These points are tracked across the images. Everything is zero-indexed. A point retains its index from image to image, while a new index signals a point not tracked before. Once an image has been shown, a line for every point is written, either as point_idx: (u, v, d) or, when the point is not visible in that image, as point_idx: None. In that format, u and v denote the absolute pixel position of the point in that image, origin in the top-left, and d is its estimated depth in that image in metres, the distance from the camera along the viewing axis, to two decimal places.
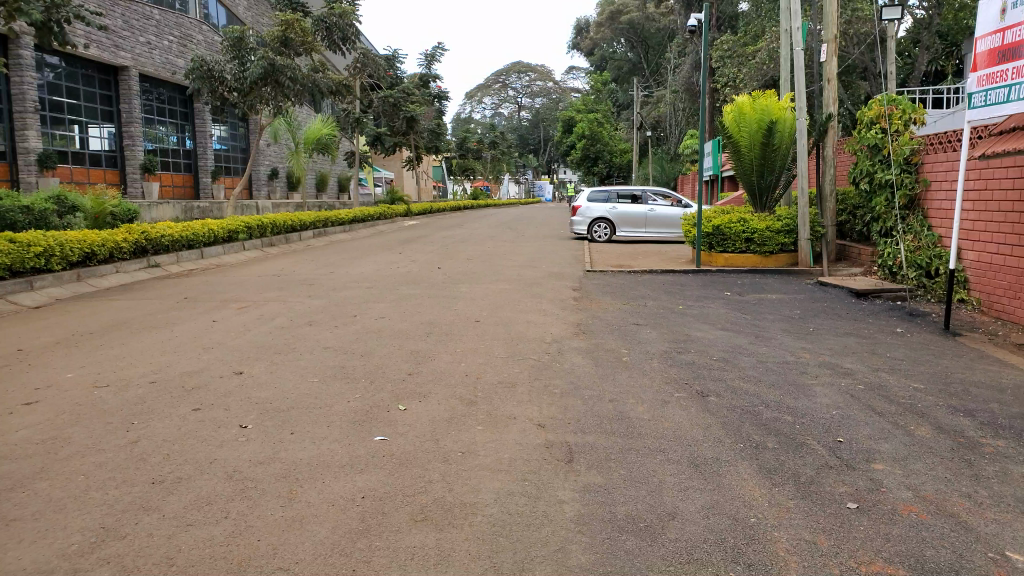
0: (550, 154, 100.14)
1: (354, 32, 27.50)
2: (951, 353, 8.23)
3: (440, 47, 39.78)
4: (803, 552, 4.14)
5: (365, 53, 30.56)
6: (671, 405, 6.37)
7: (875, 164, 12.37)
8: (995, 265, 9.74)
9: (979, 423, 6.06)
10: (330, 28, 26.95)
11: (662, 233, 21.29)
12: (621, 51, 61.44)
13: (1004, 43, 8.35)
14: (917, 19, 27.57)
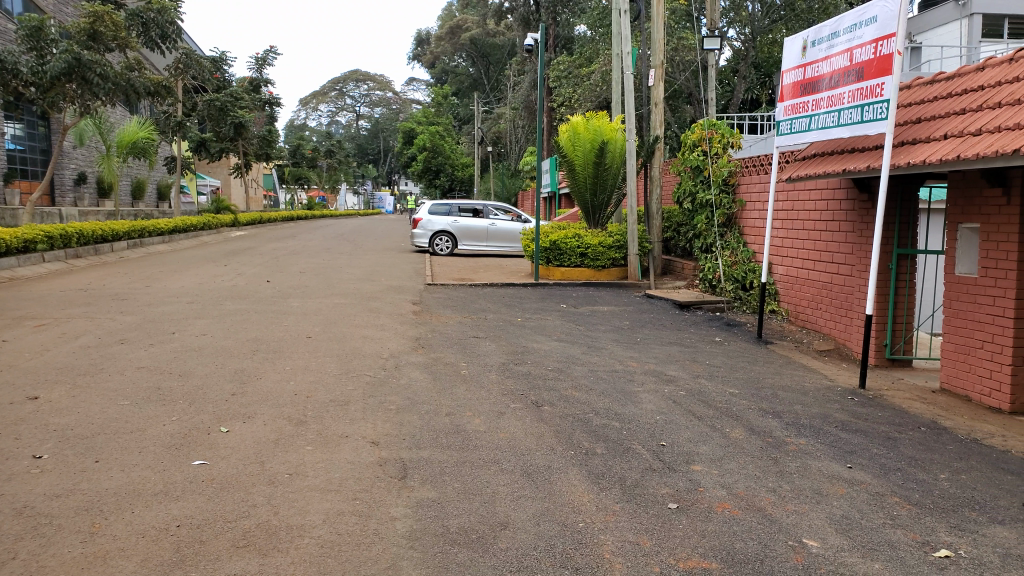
0: (391, 165, 99.60)
1: (175, 31, 26.03)
2: (762, 360, 8.94)
3: (273, 51, 38.52)
4: (626, 553, 4.30)
5: (188, 52, 29.21)
6: (507, 416, 6.45)
7: (698, 185, 13.28)
8: (800, 279, 10.71)
9: (784, 424, 6.61)
10: (146, 24, 25.29)
11: (503, 248, 21.67)
12: (463, 66, 62.23)
13: (806, 77, 9.22)
14: (734, 50, 29.96)
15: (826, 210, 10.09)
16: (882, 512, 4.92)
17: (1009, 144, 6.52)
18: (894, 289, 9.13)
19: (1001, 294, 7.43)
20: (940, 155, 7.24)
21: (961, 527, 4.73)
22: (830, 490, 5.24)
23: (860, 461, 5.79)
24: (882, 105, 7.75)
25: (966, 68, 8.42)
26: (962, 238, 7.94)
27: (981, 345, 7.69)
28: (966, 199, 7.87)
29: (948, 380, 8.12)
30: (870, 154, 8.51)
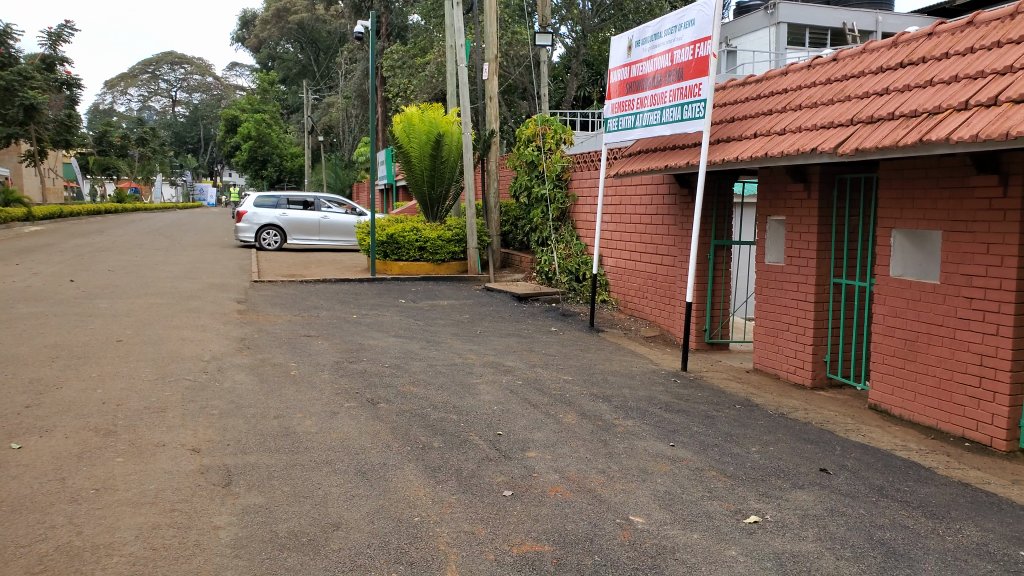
0: (209, 152, 95.10)
1: None
2: (594, 348, 9.28)
3: (70, 26, 35.15)
4: (461, 543, 4.30)
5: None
6: (341, 415, 6.28)
7: (532, 179, 13.51)
8: (628, 270, 11.23)
9: (614, 407, 6.90)
10: None
11: (338, 242, 21.13)
12: (292, 52, 59.98)
13: (631, 76, 9.66)
14: (566, 48, 30.91)
15: (651, 204, 10.63)
16: (701, 485, 5.24)
17: (808, 143, 7.16)
18: (711, 277, 9.78)
19: (803, 280, 8.15)
20: (750, 153, 7.82)
21: (768, 494, 5.14)
22: (654, 468, 5.52)
23: (682, 440, 6.14)
24: (700, 105, 8.25)
25: (772, 72, 9.15)
26: (771, 229, 8.67)
27: (787, 327, 8.40)
28: (772, 193, 8.56)
29: (760, 360, 8.82)
30: (689, 151, 9.04)
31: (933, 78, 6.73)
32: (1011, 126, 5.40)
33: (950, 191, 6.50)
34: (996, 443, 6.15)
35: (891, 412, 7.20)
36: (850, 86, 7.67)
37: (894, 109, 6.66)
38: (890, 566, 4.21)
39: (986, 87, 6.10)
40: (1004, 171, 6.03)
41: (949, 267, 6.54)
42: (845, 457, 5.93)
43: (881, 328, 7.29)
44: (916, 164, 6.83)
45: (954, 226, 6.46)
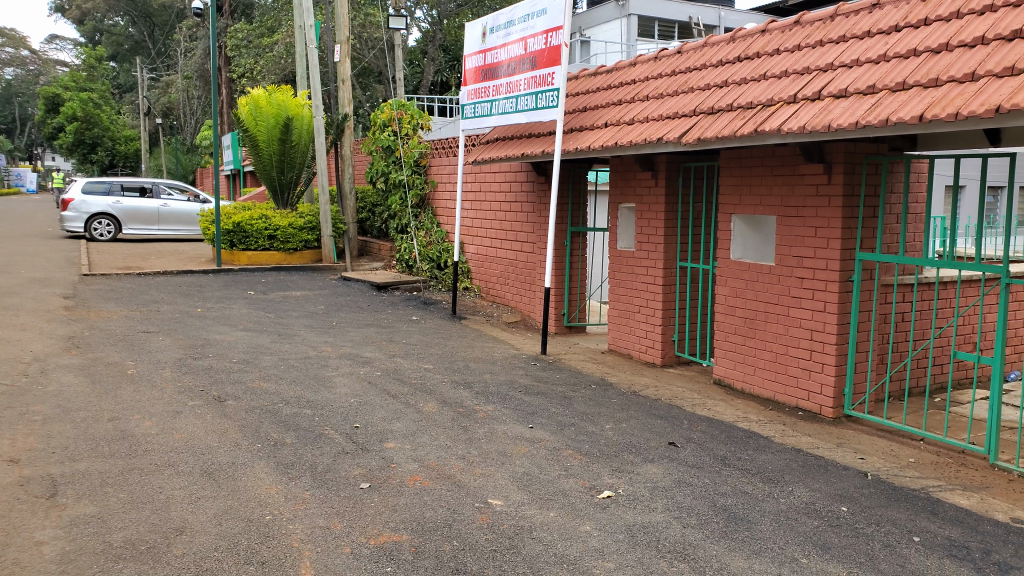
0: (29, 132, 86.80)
1: None
2: (455, 335, 9.27)
3: None
4: (316, 539, 4.16)
5: None
6: (184, 415, 5.90)
7: (389, 165, 13.25)
8: (489, 257, 11.29)
9: (474, 393, 6.91)
10: None
11: (180, 231, 19.93)
12: (122, 25, 55.81)
13: (486, 63, 9.66)
14: (422, 32, 30.66)
15: (509, 191, 10.70)
16: (557, 464, 5.35)
17: (655, 133, 7.44)
18: (568, 262, 9.99)
19: (653, 264, 8.49)
20: (602, 141, 8.03)
21: (621, 469, 5.33)
22: (512, 450, 5.57)
23: (540, 421, 6.24)
24: (553, 94, 8.37)
25: (621, 63, 9.44)
26: (623, 216, 8.97)
27: (639, 309, 8.72)
28: (623, 181, 8.84)
29: (614, 342, 9.13)
30: (544, 139, 9.17)
31: (767, 73, 7.16)
32: (832, 119, 5.84)
33: (782, 178, 6.96)
34: (825, 410, 6.70)
35: (733, 386, 7.66)
36: (693, 78, 8.04)
37: (731, 102, 7.04)
38: (731, 530, 4.47)
39: (812, 82, 6.56)
40: (828, 160, 6.52)
41: (782, 250, 7.01)
42: (691, 431, 6.24)
43: (723, 307, 7.72)
44: (752, 153, 7.26)
45: (786, 211, 6.93)
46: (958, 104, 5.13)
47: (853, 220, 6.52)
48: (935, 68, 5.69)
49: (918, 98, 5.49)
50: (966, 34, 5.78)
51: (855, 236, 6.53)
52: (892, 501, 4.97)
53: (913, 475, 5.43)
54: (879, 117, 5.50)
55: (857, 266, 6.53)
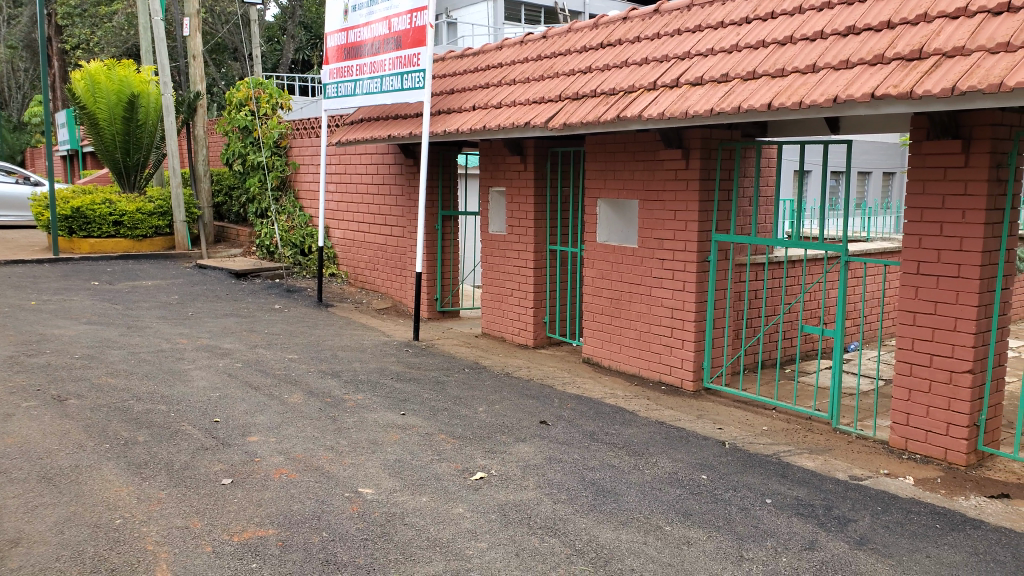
0: None
1: None
2: (321, 323, 9.00)
3: None
4: (173, 540, 3.90)
5: None
6: (18, 417, 5.38)
7: (247, 146, 12.69)
8: (357, 242, 11.02)
9: (343, 382, 6.73)
10: None
11: (9, 216, 18.23)
12: None
13: (348, 42, 9.38)
14: (279, 7, 29.46)
15: (376, 173, 10.45)
16: (430, 449, 5.30)
17: (522, 117, 7.47)
18: (440, 247, 9.91)
19: (523, 247, 8.55)
20: (469, 125, 7.98)
21: (493, 450, 5.35)
22: (384, 438, 5.46)
23: (411, 407, 6.15)
24: (419, 75, 8.23)
25: (487, 46, 9.42)
26: (493, 200, 8.94)
27: (510, 292, 8.79)
28: (492, 164, 8.84)
29: (487, 325, 9.16)
30: (410, 121, 9.02)
31: (628, 60, 7.34)
32: (690, 106, 6.07)
33: (644, 163, 7.18)
34: (686, 384, 7.02)
35: (601, 364, 7.88)
36: (558, 64, 8.13)
37: (595, 87, 7.18)
38: (599, 503, 4.59)
39: (670, 69, 6.79)
40: (686, 146, 6.78)
41: (645, 232, 7.24)
42: (562, 409, 6.36)
43: (591, 289, 7.90)
44: (616, 139, 7.44)
45: (648, 195, 7.16)
46: (802, 94, 5.46)
47: (709, 203, 6.83)
48: (780, 59, 6.03)
49: (766, 88, 5.80)
50: (808, 28, 6.16)
51: (712, 218, 6.84)
52: (747, 467, 5.26)
53: (766, 442, 5.78)
54: (732, 105, 5.77)
55: (714, 247, 6.84)
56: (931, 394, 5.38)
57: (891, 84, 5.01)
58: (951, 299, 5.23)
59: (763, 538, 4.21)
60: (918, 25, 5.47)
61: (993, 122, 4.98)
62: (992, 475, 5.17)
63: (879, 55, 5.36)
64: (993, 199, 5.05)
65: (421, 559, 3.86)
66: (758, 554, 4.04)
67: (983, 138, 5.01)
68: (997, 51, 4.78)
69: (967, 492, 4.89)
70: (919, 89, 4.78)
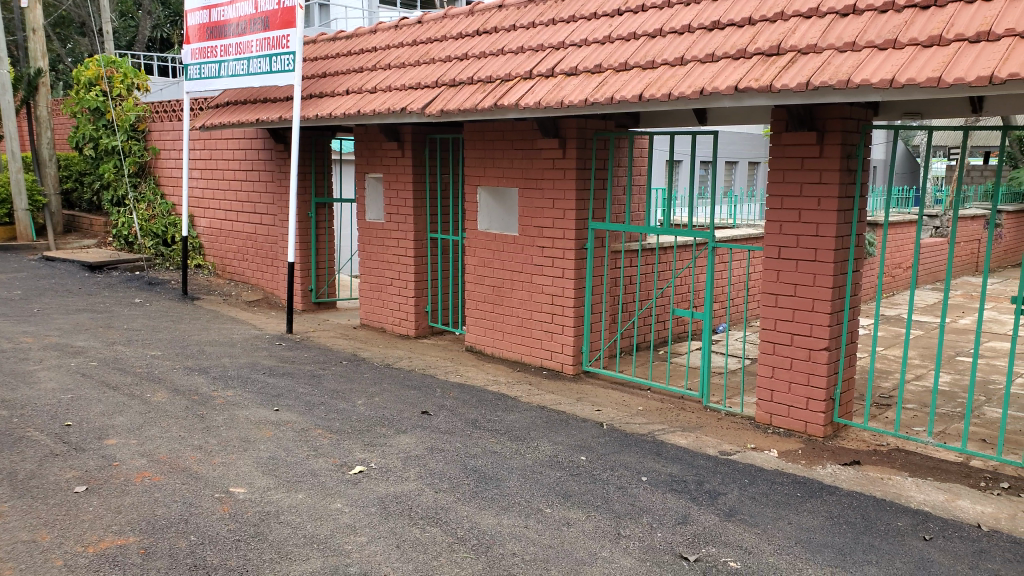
0: None
1: None
2: (187, 317, 8.53)
3: None
4: (18, 556, 3.58)
5: None
6: None
7: (100, 129, 11.82)
8: (224, 231, 10.51)
9: (211, 378, 6.39)
10: None
11: None
12: None
13: (211, 21, 8.89)
14: None
15: (244, 159, 9.96)
16: (306, 444, 5.12)
17: (398, 103, 7.33)
18: (314, 236, 9.59)
19: (402, 236, 8.41)
20: (343, 110, 7.74)
21: (372, 443, 5.23)
22: (256, 435, 5.23)
23: (286, 402, 5.93)
24: (289, 57, 7.91)
25: (361, 30, 9.19)
26: (370, 187, 8.73)
27: (389, 281, 8.63)
28: (368, 150, 8.63)
29: (365, 316, 8.98)
30: (281, 105, 8.66)
31: (504, 47, 7.34)
32: (565, 95, 6.14)
33: (522, 151, 7.21)
34: (567, 368, 7.14)
35: (483, 352, 7.89)
36: (434, 49, 8.03)
37: (472, 74, 7.13)
38: (481, 490, 4.58)
39: (545, 58, 6.84)
40: (562, 135, 6.85)
41: (524, 220, 7.28)
42: (443, 398, 6.31)
43: (472, 277, 7.88)
44: (493, 126, 7.43)
45: (527, 183, 7.19)
46: (670, 86, 5.63)
47: (587, 190, 6.94)
48: (650, 52, 6.19)
49: (637, 79, 5.95)
50: (675, 22, 6.36)
51: (589, 206, 6.95)
52: (625, 446, 5.41)
53: (643, 422, 5.96)
54: (605, 95, 5.87)
55: (592, 235, 6.96)
56: (792, 370, 5.71)
57: (753, 78, 5.24)
58: (808, 281, 5.55)
59: (639, 515, 4.34)
60: (776, 22, 5.76)
61: (843, 115, 5.32)
62: (846, 444, 5.55)
63: (742, 50, 5.60)
64: (844, 187, 5.39)
65: (297, 557, 3.72)
66: (634, 531, 4.15)
67: (835, 129, 5.33)
68: (845, 49, 5.10)
69: (824, 461, 5.23)
70: (778, 83, 5.04)
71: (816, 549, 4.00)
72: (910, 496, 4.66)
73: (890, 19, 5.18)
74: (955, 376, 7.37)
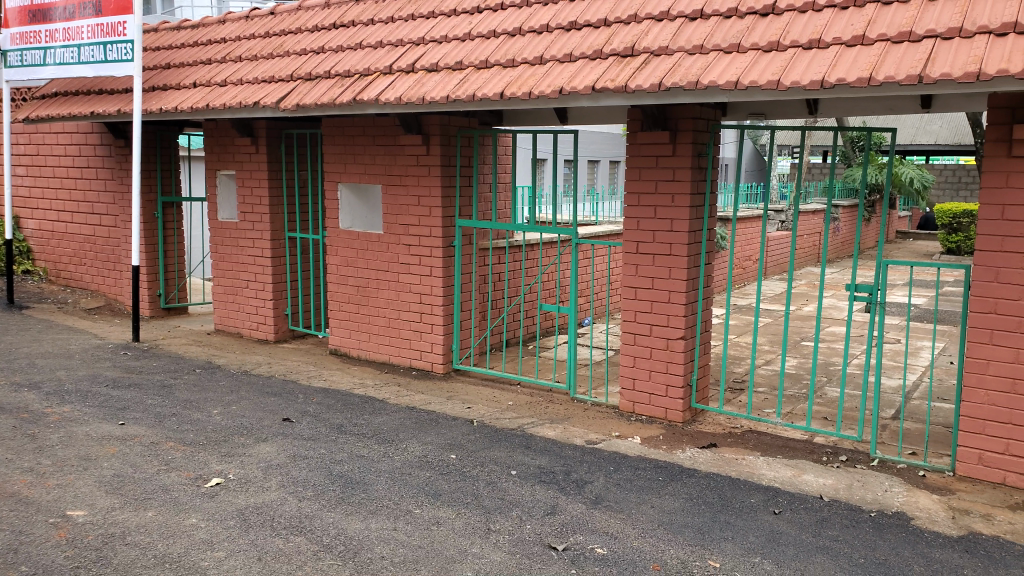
0: None
1: None
2: (15, 328, 7.79)
3: None
4: None
5: None
6: None
7: None
8: (58, 233, 9.69)
9: (45, 394, 5.85)
10: None
11: None
12: None
13: (34, 3, 8.14)
14: None
15: (78, 155, 9.21)
16: (155, 459, 4.78)
17: (250, 97, 7.00)
18: (161, 237, 9.02)
19: (259, 236, 8.05)
20: (190, 103, 7.31)
21: (230, 453, 4.96)
22: (97, 452, 4.83)
23: (132, 416, 5.52)
24: (126, 46, 7.42)
25: (208, 19, 8.73)
26: (221, 184, 8.29)
27: (246, 284, 8.25)
28: (219, 146, 8.20)
29: (221, 321, 8.56)
30: (119, 97, 8.08)
31: (362, 42, 7.18)
32: (426, 92, 6.07)
33: (384, 147, 7.07)
34: (436, 367, 7.09)
35: (348, 354, 7.69)
36: (289, 42, 7.74)
37: (329, 69, 6.93)
38: (347, 495, 4.44)
39: (405, 54, 6.75)
40: (425, 132, 6.78)
41: (388, 218, 7.15)
42: (306, 403, 6.09)
43: (335, 277, 7.66)
44: (354, 122, 7.25)
45: (390, 180, 7.07)
46: (531, 84, 5.69)
47: (451, 188, 6.90)
48: (510, 50, 6.24)
49: (498, 77, 5.98)
50: (534, 21, 6.45)
51: (454, 203, 6.91)
52: (494, 442, 5.41)
53: (511, 416, 6.00)
54: (466, 93, 5.86)
55: (457, 232, 6.93)
56: (652, 359, 5.93)
57: (609, 78, 5.39)
58: (665, 274, 5.77)
59: (509, 509, 4.35)
60: (630, 24, 5.96)
61: (693, 115, 5.57)
62: (703, 427, 5.82)
63: (598, 51, 5.75)
64: (696, 184, 5.65)
65: None
66: (505, 525, 4.16)
67: (686, 129, 5.57)
68: (694, 52, 5.34)
69: (684, 445, 5.45)
70: (632, 83, 5.20)
71: (677, 530, 4.15)
72: (761, 474, 4.94)
73: (734, 25, 5.47)
74: (800, 360, 7.91)
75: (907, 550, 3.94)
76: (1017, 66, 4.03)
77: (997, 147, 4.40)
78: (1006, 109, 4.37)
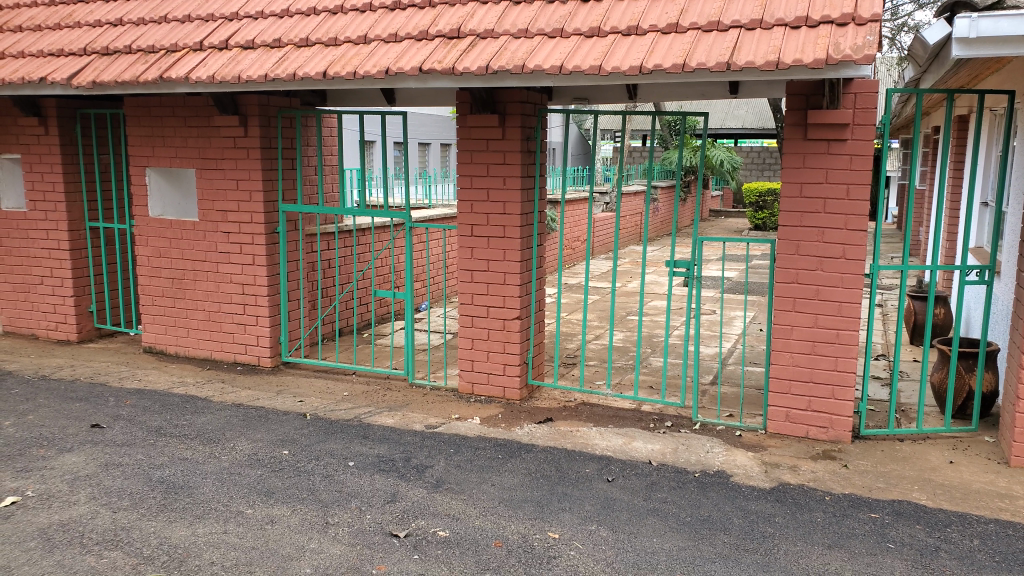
0: None
1: None
2: None
3: None
4: None
5: None
6: None
7: None
8: None
9: None
10: None
11: None
12: None
13: None
14: None
15: None
16: None
17: (36, 71, 6.28)
18: None
19: (53, 226, 7.27)
20: None
21: (27, 468, 4.45)
22: None
23: None
24: None
25: None
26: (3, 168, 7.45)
27: (40, 281, 7.43)
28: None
29: (10, 323, 7.67)
30: None
31: (166, 14, 6.62)
32: (242, 70, 5.70)
33: (196, 129, 6.59)
34: (263, 360, 6.74)
35: (165, 352, 7.14)
36: (79, 11, 6.99)
37: (130, 42, 6.34)
38: (170, 501, 4.12)
39: (217, 30, 6.30)
40: (243, 112, 6.37)
41: (204, 204, 6.69)
42: (118, 407, 5.58)
43: (147, 270, 7.08)
44: (161, 101, 6.69)
45: (205, 163, 6.60)
46: (354, 64, 5.50)
47: (274, 171, 6.54)
48: (332, 28, 5.99)
49: (320, 55, 5.72)
50: None
51: (277, 187, 6.57)
52: (329, 434, 5.23)
53: (346, 407, 5.82)
54: (286, 71, 5.56)
55: (282, 218, 6.60)
56: (489, 340, 5.96)
57: (435, 59, 5.31)
58: (499, 256, 5.81)
59: (347, 501, 4.21)
60: (455, 6, 5.90)
61: (521, 99, 5.62)
62: (540, 403, 5.95)
63: (424, 31, 5.65)
64: (525, 167, 5.71)
65: None
66: (344, 517, 4.02)
67: (515, 113, 5.61)
68: (519, 35, 5.38)
69: (521, 422, 5.54)
70: (459, 66, 5.15)
71: (517, 505, 4.21)
72: (594, 444, 5.12)
73: (557, 10, 5.56)
74: (626, 334, 8.29)
75: (726, 505, 4.23)
76: (810, 57, 4.39)
77: (795, 131, 4.79)
78: (801, 95, 4.75)
